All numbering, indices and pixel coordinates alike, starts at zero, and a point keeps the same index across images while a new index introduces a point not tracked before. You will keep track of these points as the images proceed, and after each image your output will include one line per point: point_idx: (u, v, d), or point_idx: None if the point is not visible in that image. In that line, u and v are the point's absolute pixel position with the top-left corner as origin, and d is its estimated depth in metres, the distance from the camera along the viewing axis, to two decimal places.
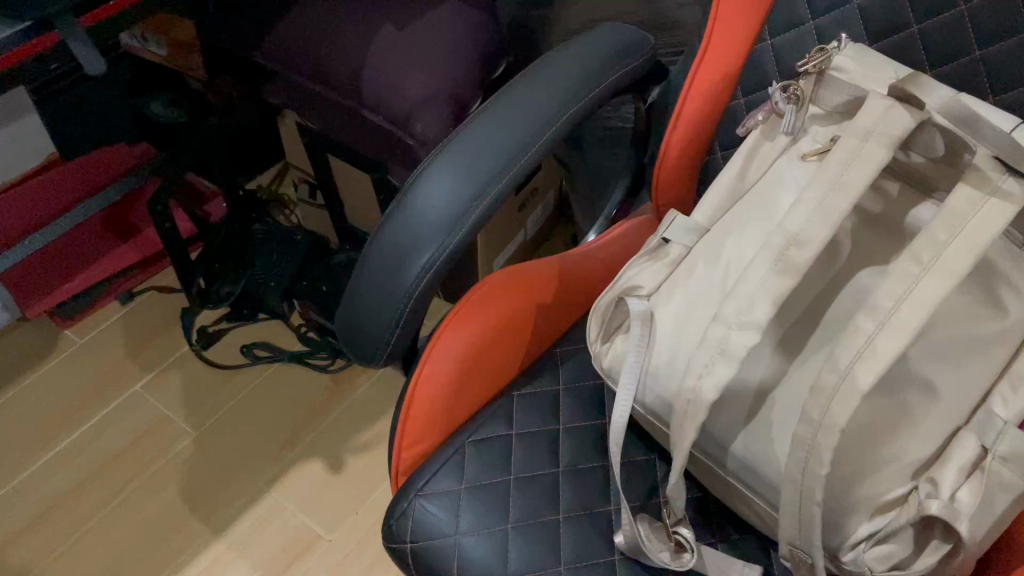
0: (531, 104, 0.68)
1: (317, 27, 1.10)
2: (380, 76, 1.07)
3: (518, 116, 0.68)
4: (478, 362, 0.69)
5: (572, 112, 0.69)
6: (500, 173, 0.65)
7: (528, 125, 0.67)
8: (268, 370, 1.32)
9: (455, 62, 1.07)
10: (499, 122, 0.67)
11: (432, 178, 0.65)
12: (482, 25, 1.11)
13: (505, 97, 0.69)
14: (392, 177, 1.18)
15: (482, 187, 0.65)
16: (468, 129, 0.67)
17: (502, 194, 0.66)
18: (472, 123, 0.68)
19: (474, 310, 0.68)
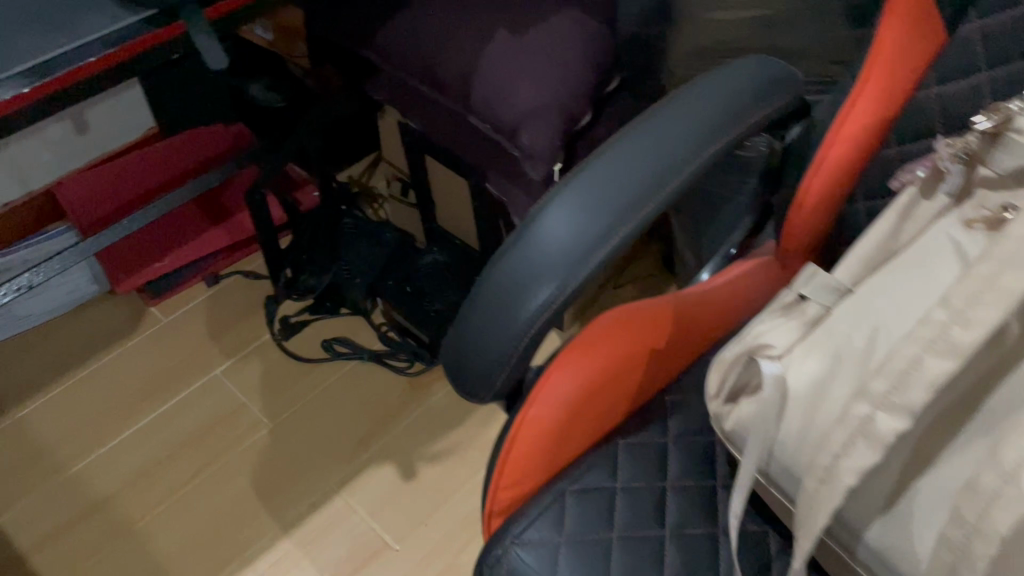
0: (669, 138, 0.64)
1: (431, 24, 1.06)
2: (491, 83, 1.03)
3: (656, 150, 0.63)
4: (587, 406, 0.65)
5: (712, 151, 0.65)
6: (633, 211, 0.61)
7: (666, 161, 0.63)
8: (346, 368, 1.30)
9: (569, 73, 1.03)
10: (636, 154, 0.63)
11: (559, 209, 0.61)
12: (601, 34, 1.06)
13: (641, 128, 0.65)
14: (489, 184, 1.14)
15: (613, 224, 0.61)
16: (600, 158, 0.63)
17: (632, 234, 0.62)
18: (605, 152, 0.64)
19: (590, 352, 0.64)
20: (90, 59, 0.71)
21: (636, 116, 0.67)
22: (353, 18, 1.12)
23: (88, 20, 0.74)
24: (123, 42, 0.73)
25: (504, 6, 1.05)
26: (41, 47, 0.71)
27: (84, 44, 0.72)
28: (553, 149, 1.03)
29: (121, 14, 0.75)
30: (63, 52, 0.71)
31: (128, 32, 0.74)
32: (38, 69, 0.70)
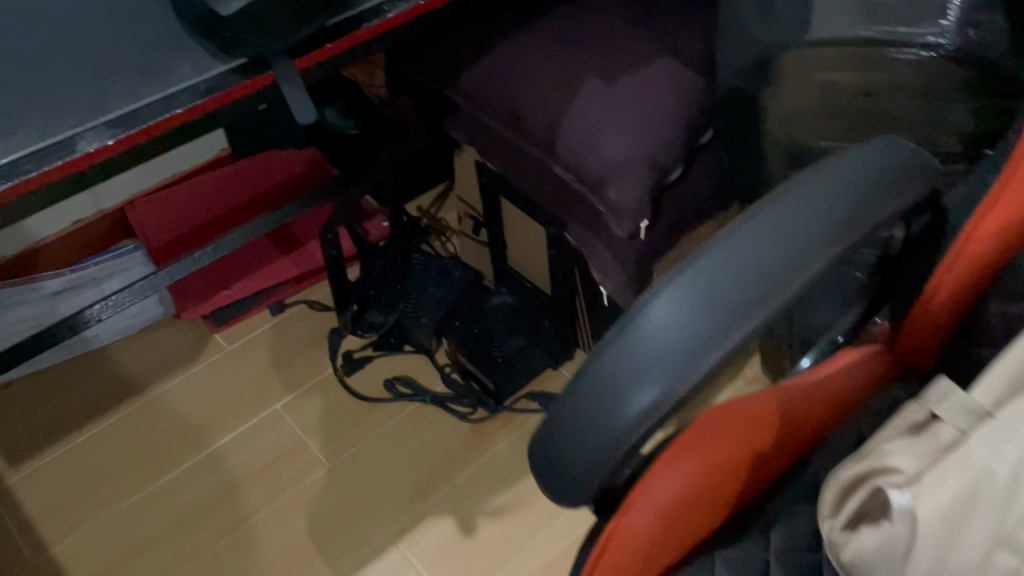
0: (794, 229, 0.58)
1: (520, 68, 1.02)
2: (579, 133, 0.98)
3: (780, 243, 0.58)
4: (680, 511, 0.60)
5: (838, 246, 0.59)
6: (752, 310, 0.56)
7: (790, 255, 0.58)
8: (408, 410, 1.27)
9: (662, 124, 0.97)
10: (756, 248, 0.58)
11: (669, 304, 0.56)
12: (697, 86, 1.00)
13: (761, 216, 0.60)
14: (569, 235, 1.09)
15: (729, 324, 0.56)
16: (717, 248, 0.58)
17: (749, 333, 0.56)
18: (723, 242, 0.58)
19: (686, 456, 0.59)
20: (176, 112, 0.69)
21: (755, 201, 0.61)
22: (437, 57, 1.08)
23: (175, 67, 0.71)
24: (211, 94, 0.70)
25: (597, 53, 1.00)
26: (127, 96, 0.69)
27: (170, 95, 0.69)
28: (642, 206, 0.97)
29: (209, 62, 0.72)
30: (147, 103, 0.69)
31: (216, 83, 0.71)
32: (122, 120, 0.68)
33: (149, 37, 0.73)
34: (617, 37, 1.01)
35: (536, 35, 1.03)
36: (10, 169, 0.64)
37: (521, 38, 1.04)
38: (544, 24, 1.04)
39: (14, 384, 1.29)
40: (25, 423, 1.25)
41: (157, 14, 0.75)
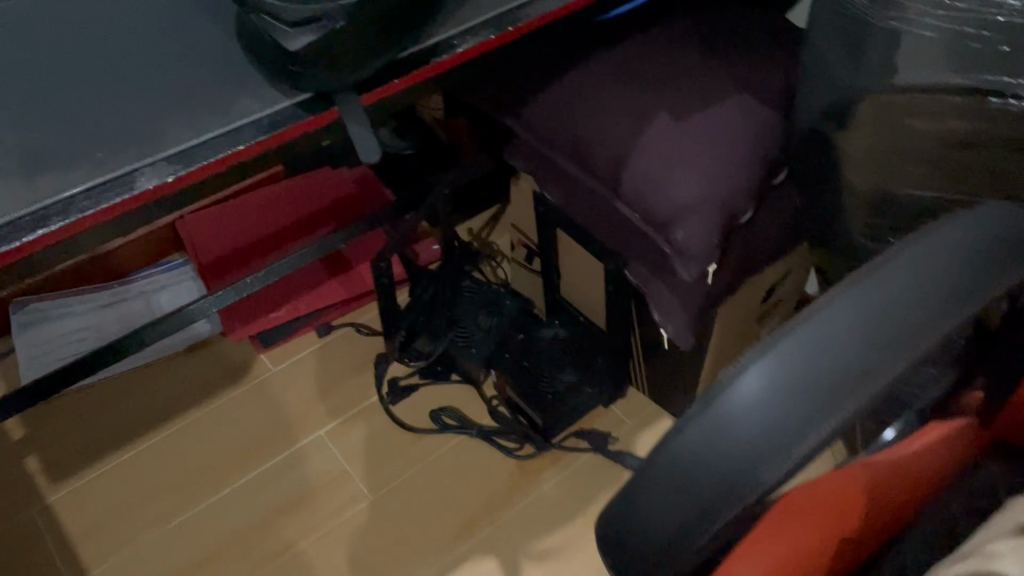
0: (896, 301, 0.51)
1: (586, 101, 0.99)
2: (646, 172, 0.95)
3: (882, 315, 0.51)
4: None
5: (949, 319, 0.51)
6: (851, 391, 0.48)
7: (894, 330, 0.50)
8: (453, 442, 1.23)
9: (734, 165, 0.93)
10: (855, 319, 0.50)
11: (756, 379, 0.49)
12: (773, 124, 0.95)
13: (859, 283, 0.53)
14: (629, 272, 1.05)
15: (828, 403, 0.48)
16: (809, 318, 0.51)
17: (848, 417, 0.48)
18: (816, 311, 0.51)
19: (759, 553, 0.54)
20: (238, 148, 0.67)
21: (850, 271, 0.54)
22: (499, 84, 1.05)
23: (238, 102, 0.69)
24: (274, 130, 0.68)
25: (667, 87, 0.96)
26: (189, 130, 0.67)
27: (231, 130, 0.67)
28: (709, 250, 0.93)
29: (273, 96, 0.70)
30: (209, 138, 0.67)
31: (279, 119, 0.69)
32: (182, 156, 0.66)
33: (212, 68, 0.71)
34: (689, 71, 0.97)
35: (604, 68, 0.99)
36: (68, 206, 0.62)
37: (589, 70, 1.00)
38: (612, 56, 1.00)
39: (65, 398, 1.29)
40: (70, 439, 1.24)
41: (221, 45, 0.73)
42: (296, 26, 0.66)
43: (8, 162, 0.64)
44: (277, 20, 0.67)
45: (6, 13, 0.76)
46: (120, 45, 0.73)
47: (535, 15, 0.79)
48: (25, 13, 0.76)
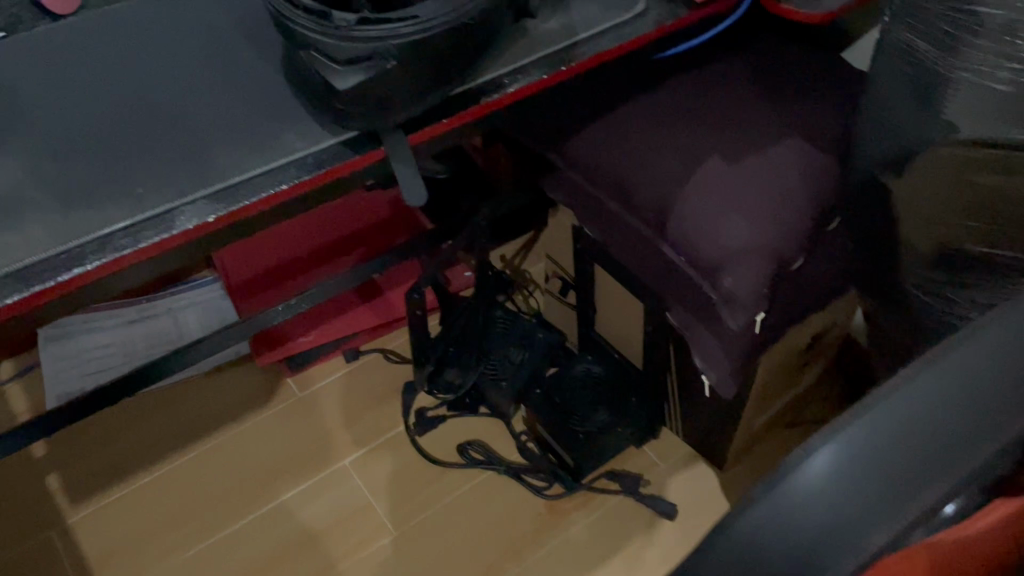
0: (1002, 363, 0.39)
1: (634, 139, 0.96)
2: (695, 215, 0.91)
3: (1008, 369, 0.39)
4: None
5: None
6: (940, 481, 0.37)
7: (1021, 393, 0.39)
8: (480, 477, 1.20)
9: (788, 212, 0.90)
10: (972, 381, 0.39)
11: (830, 457, 0.37)
12: (828, 171, 0.92)
13: (979, 331, 0.41)
14: (670, 314, 1.01)
15: (906, 493, 0.36)
16: (902, 378, 0.40)
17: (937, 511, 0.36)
18: (912, 369, 0.40)
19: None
20: (280, 187, 0.64)
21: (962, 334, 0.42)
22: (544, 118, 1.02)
23: (283, 139, 0.67)
24: (318, 169, 0.66)
25: (719, 129, 0.94)
26: (233, 168, 0.65)
27: (274, 169, 0.65)
28: (759, 298, 0.89)
29: (318, 134, 0.68)
30: (251, 176, 0.65)
31: (323, 157, 0.67)
32: (223, 194, 0.63)
33: (257, 103, 0.69)
34: (742, 113, 0.94)
35: (654, 106, 0.97)
36: (104, 244, 0.60)
37: (637, 107, 0.97)
38: (662, 95, 0.97)
39: (95, 419, 1.27)
40: (93, 459, 1.22)
41: (267, 79, 0.71)
42: (349, 63, 0.63)
43: (45, 195, 0.62)
44: (328, 57, 0.63)
45: (48, 37, 0.74)
46: (165, 75, 0.71)
47: (590, 53, 0.76)
48: (67, 37, 0.74)
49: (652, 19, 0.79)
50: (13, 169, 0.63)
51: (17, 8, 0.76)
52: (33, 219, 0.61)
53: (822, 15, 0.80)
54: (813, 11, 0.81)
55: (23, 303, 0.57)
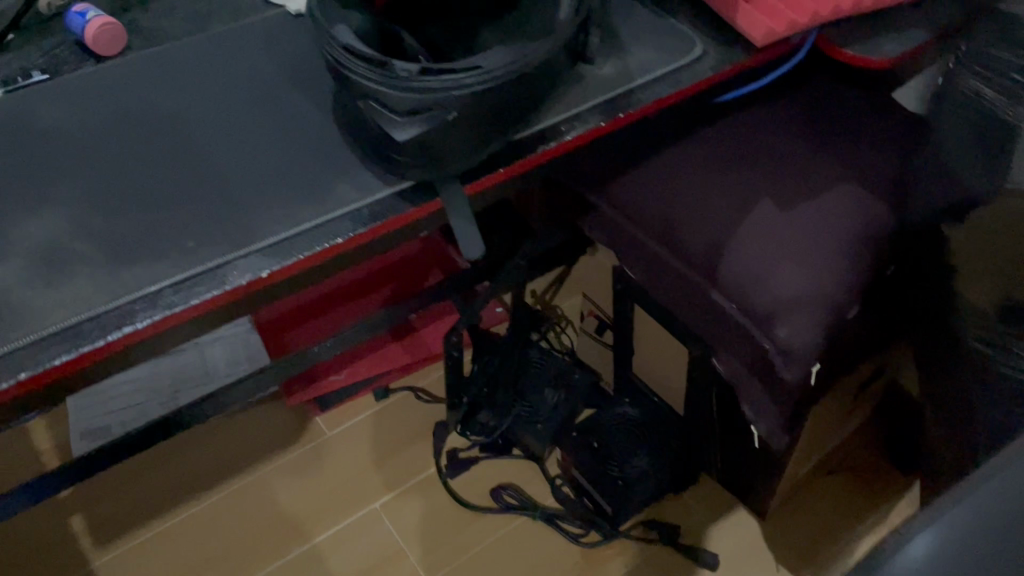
0: None
1: (683, 183, 0.93)
2: (749, 262, 0.88)
3: None
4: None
5: None
6: None
7: None
8: (514, 522, 1.17)
9: (844, 259, 0.87)
10: None
11: (931, 543, 0.42)
12: (883, 218, 0.89)
13: None
14: (717, 360, 0.98)
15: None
16: (996, 470, 0.44)
17: None
18: (1007, 461, 0.44)
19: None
20: (334, 241, 0.62)
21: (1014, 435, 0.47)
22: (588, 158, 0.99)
23: (337, 190, 0.65)
24: (374, 222, 0.63)
25: (771, 173, 0.91)
26: (285, 221, 0.62)
27: (328, 221, 0.63)
28: (815, 348, 0.86)
29: (373, 184, 0.65)
30: (304, 229, 0.62)
31: (379, 209, 0.64)
32: (276, 248, 0.61)
33: (309, 151, 0.67)
34: (794, 156, 0.92)
35: (703, 149, 0.94)
36: (153, 301, 0.57)
37: (686, 150, 0.94)
38: (712, 137, 0.95)
39: (128, 466, 1.23)
40: (119, 499, 1.20)
41: (319, 125, 0.69)
42: (407, 115, 0.61)
43: (92, 249, 0.59)
44: (386, 107, 0.61)
45: (93, 78, 0.72)
46: (213, 120, 0.69)
47: (648, 100, 0.74)
48: (112, 79, 0.72)
49: (710, 64, 0.77)
50: (60, 220, 0.61)
51: (61, 49, 0.74)
52: (81, 274, 0.58)
53: (884, 60, 0.76)
54: (875, 55, 0.77)
55: (69, 365, 0.54)
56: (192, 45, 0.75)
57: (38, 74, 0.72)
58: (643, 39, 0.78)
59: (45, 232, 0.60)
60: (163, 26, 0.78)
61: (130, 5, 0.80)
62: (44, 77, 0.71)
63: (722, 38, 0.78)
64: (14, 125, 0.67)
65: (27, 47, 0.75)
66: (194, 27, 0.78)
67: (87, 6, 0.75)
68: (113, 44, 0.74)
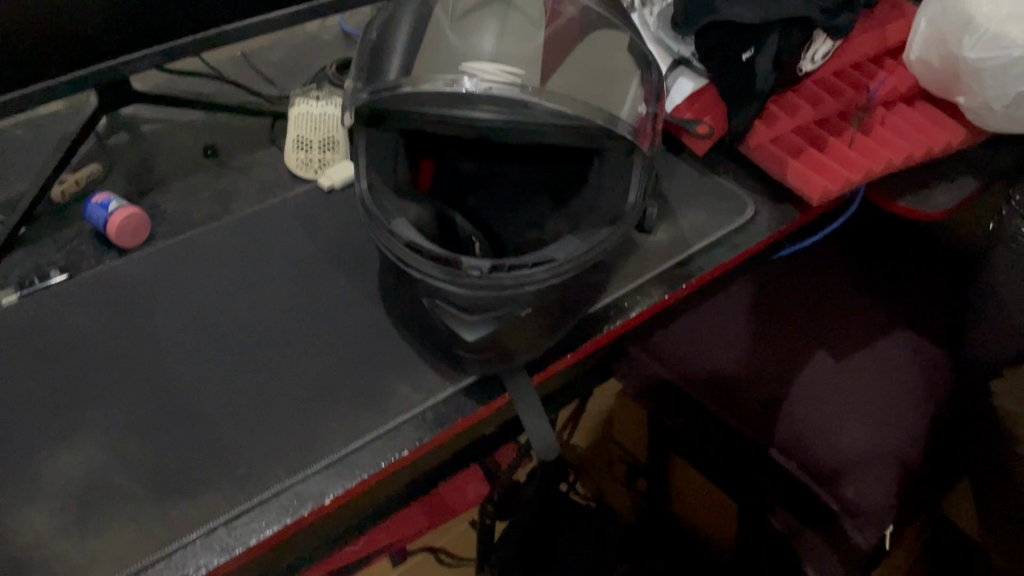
0: None
1: (729, 335, 0.89)
2: (809, 417, 0.82)
3: None
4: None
5: None
6: None
7: None
8: None
9: (905, 412, 0.82)
10: None
11: None
12: (940, 366, 0.86)
13: None
14: (773, 520, 0.87)
15: None
16: None
17: None
18: None
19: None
20: (401, 453, 0.55)
21: None
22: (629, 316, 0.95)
23: (395, 392, 0.59)
24: (441, 427, 0.57)
25: (821, 324, 0.88)
26: (343, 433, 0.56)
27: (390, 431, 0.56)
28: (887, 511, 0.78)
29: (434, 383, 0.60)
30: (366, 443, 0.56)
31: (443, 412, 0.58)
32: (337, 469, 0.54)
33: (360, 348, 0.61)
34: (842, 305, 0.89)
35: (747, 302, 0.91)
36: (205, 546, 0.50)
37: (728, 302, 0.92)
38: (751, 288, 0.92)
39: None
40: None
41: (368, 316, 0.63)
42: None
43: (132, 481, 0.53)
44: (455, 306, 0.58)
45: (116, 274, 0.66)
46: (250, 317, 0.63)
47: (708, 268, 0.70)
48: (137, 275, 0.66)
49: (765, 224, 0.74)
50: (93, 448, 0.55)
51: (82, 243, 0.70)
52: (121, 516, 0.51)
53: (939, 212, 0.74)
54: (930, 206, 0.74)
55: None
56: (221, 230, 0.71)
57: (57, 274, 0.67)
58: (693, 201, 0.75)
59: (76, 466, 0.54)
60: (187, 211, 0.73)
61: (149, 186, 0.76)
62: (63, 277, 0.66)
63: (772, 197, 0.76)
64: (34, 336, 0.61)
65: (43, 242, 0.70)
66: (221, 208, 0.74)
67: (107, 195, 0.71)
68: (136, 235, 0.69)
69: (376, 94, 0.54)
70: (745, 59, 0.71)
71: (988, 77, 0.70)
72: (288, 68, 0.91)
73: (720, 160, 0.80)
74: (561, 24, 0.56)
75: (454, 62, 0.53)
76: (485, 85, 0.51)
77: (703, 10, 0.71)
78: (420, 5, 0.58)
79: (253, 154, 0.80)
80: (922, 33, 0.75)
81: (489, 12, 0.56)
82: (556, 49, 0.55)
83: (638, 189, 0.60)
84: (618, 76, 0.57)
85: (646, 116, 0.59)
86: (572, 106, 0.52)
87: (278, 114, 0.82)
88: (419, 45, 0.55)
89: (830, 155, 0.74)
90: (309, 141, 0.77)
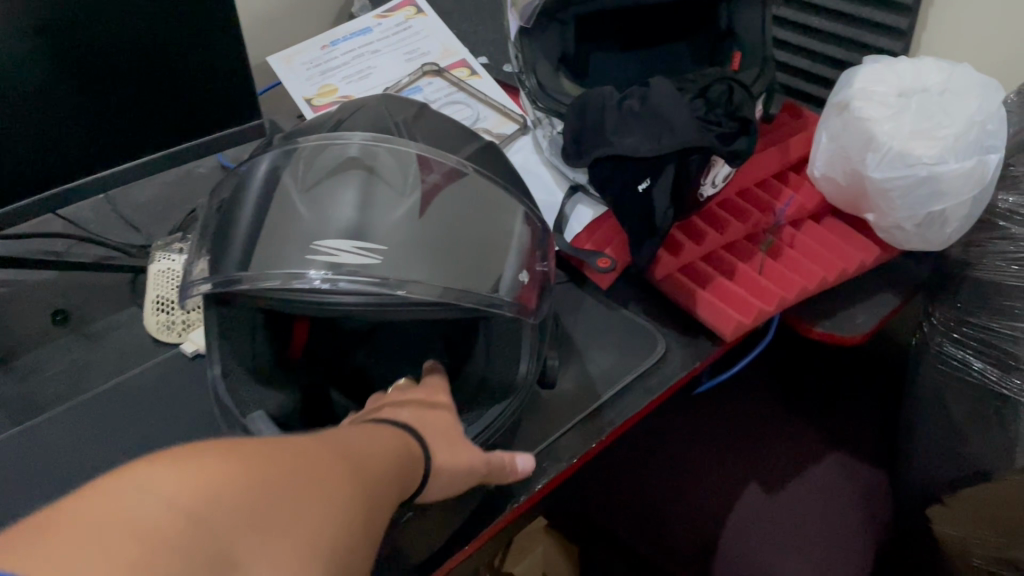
0: None
1: (658, 469, 0.83)
2: (747, 556, 0.75)
3: None
4: (172, 524, 0.26)
5: None
6: None
7: None
8: None
9: (846, 543, 0.76)
10: None
11: None
12: (881, 491, 0.80)
13: None
14: None
15: None
16: None
17: None
18: None
19: (133, 474, 0.28)
20: None
21: None
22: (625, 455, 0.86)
23: None
24: None
25: (748, 452, 0.83)
26: None
27: None
28: None
29: None
30: None
31: None
32: None
33: None
34: (769, 429, 0.84)
35: (673, 431, 0.86)
36: None
37: (655, 431, 0.86)
38: (677, 414, 0.87)
39: None
40: None
41: None
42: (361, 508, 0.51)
43: None
44: None
45: None
46: None
47: (621, 418, 0.63)
48: None
49: (679, 362, 0.68)
50: None
51: None
52: None
53: (860, 335, 0.70)
54: (848, 330, 0.70)
55: None
56: (72, 411, 0.62)
57: None
58: (601, 341, 0.69)
59: None
60: (34, 392, 0.65)
61: None
62: None
63: (684, 331, 0.70)
64: None
65: None
66: (72, 387, 0.65)
67: None
68: None
69: (217, 285, 0.47)
70: (642, 190, 0.65)
71: (897, 197, 0.67)
72: (158, 208, 0.83)
73: (628, 290, 0.74)
74: (425, 188, 0.50)
75: (299, 245, 0.46)
76: (332, 277, 0.45)
77: (595, 140, 0.66)
78: (266, 172, 0.52)
79: (113, 315, 0.72)
80: (824, 149, 0.71)
81: (342, 179, 0.49)
82: (417, 218, 0.48)
83: (529, 356, 0.55)
84: (494, 241, 0.51)
85: (528, 284, 0.52)
86: (445, 294, 0.46)
87: (141, 267, 0.74)
88: (263, 225, 0.48)
89: (740, 284, 0.69)
90: (171, 301, 0.69)
